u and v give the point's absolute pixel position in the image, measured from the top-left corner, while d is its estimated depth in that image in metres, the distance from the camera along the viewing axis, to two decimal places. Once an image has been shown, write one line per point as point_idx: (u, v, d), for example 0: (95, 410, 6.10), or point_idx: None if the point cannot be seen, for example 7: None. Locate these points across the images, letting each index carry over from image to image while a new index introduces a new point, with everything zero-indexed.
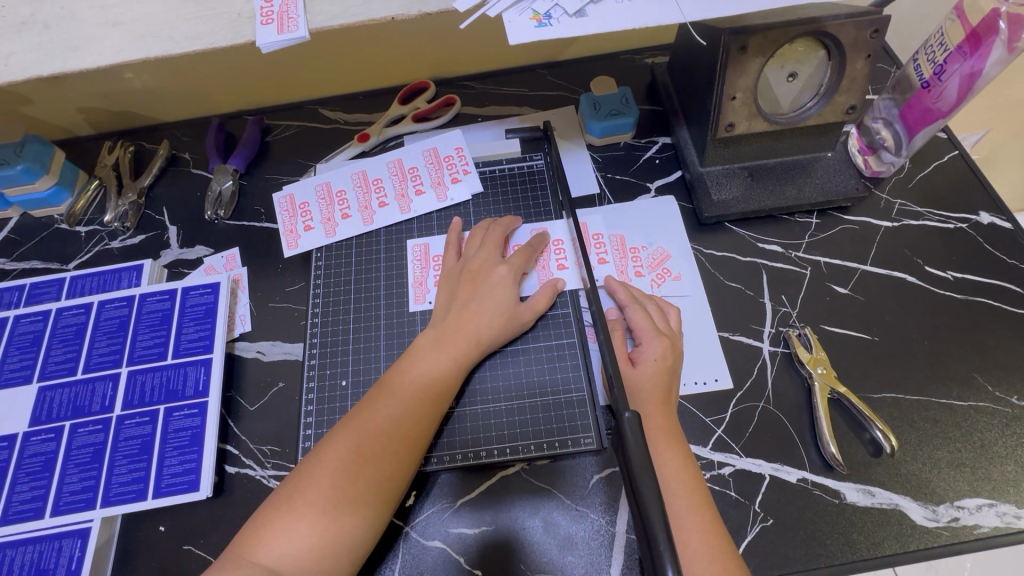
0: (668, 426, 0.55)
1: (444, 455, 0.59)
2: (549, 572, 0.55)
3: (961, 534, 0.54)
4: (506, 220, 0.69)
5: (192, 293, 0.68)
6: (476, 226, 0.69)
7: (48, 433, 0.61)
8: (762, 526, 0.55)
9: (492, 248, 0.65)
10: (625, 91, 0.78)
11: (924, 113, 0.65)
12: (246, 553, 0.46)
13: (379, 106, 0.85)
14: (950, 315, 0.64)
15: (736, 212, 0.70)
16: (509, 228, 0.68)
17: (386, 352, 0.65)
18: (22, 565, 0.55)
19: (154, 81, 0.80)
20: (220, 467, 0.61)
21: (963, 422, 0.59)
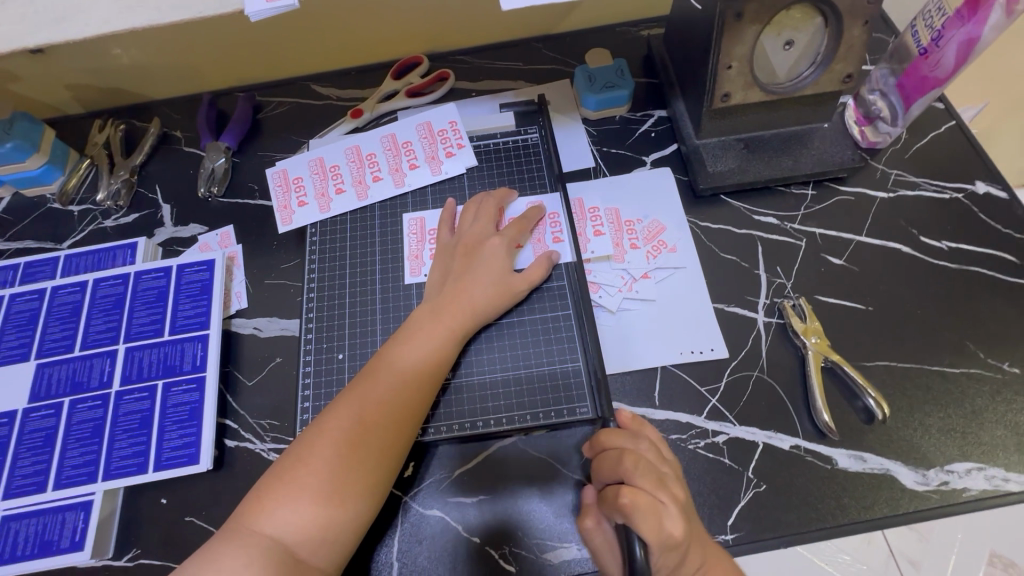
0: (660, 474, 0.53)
1: (442, 425, 0.60)
2: (548, 538, 0.56)
3: (950, 496, 0.55)
4: (499, 193, 0.68)
5: (188, 271, 0.68)
6: (470, 200, 0.69)
7: (47, 409, 0.61)
8: (755, 492, 0.56)
9: (486, 222, 0.66)
10: (620, 64, 0.77)
11: (921, 81, 0.64)
12: (248, 523, 0.47)
13: (371, 82, 0.84)
14: (944, 284, 0.65)
15: (732, 184, 0.70)
16: (504, 201, 0.68)
17: (383, 326, 0.65)
18: (27, 537, 0.55)
19: (143, 58, 0.79)
20: (220, 441, 0.62)
21: (954, 389, 0.59)
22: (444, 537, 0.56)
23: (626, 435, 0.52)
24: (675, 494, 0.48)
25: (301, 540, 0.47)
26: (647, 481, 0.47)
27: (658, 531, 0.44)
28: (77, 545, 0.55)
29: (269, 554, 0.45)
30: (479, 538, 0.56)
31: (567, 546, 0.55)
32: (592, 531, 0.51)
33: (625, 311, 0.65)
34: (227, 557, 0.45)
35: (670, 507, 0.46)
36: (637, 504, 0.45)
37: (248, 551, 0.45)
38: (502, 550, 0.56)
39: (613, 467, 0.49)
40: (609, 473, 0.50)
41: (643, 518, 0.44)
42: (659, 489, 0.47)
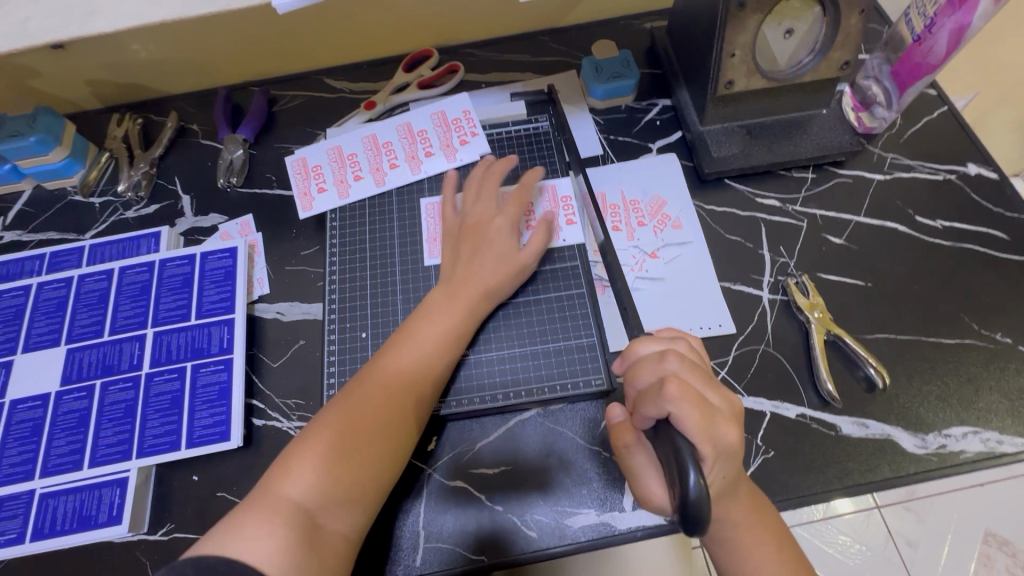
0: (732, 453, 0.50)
1: (462, 398, 0.62)
2: (566, 505, 0.58)
3: (948, 459, 0.58)
4: (500, 164, 0.70)
5: (212, 258, 0.70)
6: (470, 177, 0.71)
7: (79, 392, 0.63)
8: (764, 457, 0.59)
9: (489, 199, 0.68)
10: (626, 55, 0.80)
11: (915, 67, 0.67)
12: (272, 490, 0.48)
13: (383, 74, 0.87)
14: (940, 260, 0.68)
15: (736, 167, 0.72)
16: (507, 181, 0.70)
17: (404, 308, 0.67)
18: (64, 513, 0.57)
19: (160, 53, 0.80)
20: (248, 419, 0.64)
21: (951, 358, 0.62)
22: (467, 506, 0.59)
23: (665, 339, 0.51)
24: (726, 398, 0.46)
25: (323, 506, 0.48)
26: (694, 379, 0.46)
27: (706, 427, 0.43)
28: (114, 519, 0.57)
29: (293, 519, 0.47)
30: (501, 506, 0.59)
31: (585, 511, 0.58)
32: (633, 449, 0.48)
33: (638, 289, 0.68)
34: (253, 523, 0.46)
35: (719, 414, 0.44)
36: (689, 399, 0.43)
37: (272, 516, 0.47)
38: (523, 516, 0.58)
39: (653, 366, 0.47)
40: (647, 375, 0.47)
41: (692, 411, 0.42)
42: (707, 388, 0.46)
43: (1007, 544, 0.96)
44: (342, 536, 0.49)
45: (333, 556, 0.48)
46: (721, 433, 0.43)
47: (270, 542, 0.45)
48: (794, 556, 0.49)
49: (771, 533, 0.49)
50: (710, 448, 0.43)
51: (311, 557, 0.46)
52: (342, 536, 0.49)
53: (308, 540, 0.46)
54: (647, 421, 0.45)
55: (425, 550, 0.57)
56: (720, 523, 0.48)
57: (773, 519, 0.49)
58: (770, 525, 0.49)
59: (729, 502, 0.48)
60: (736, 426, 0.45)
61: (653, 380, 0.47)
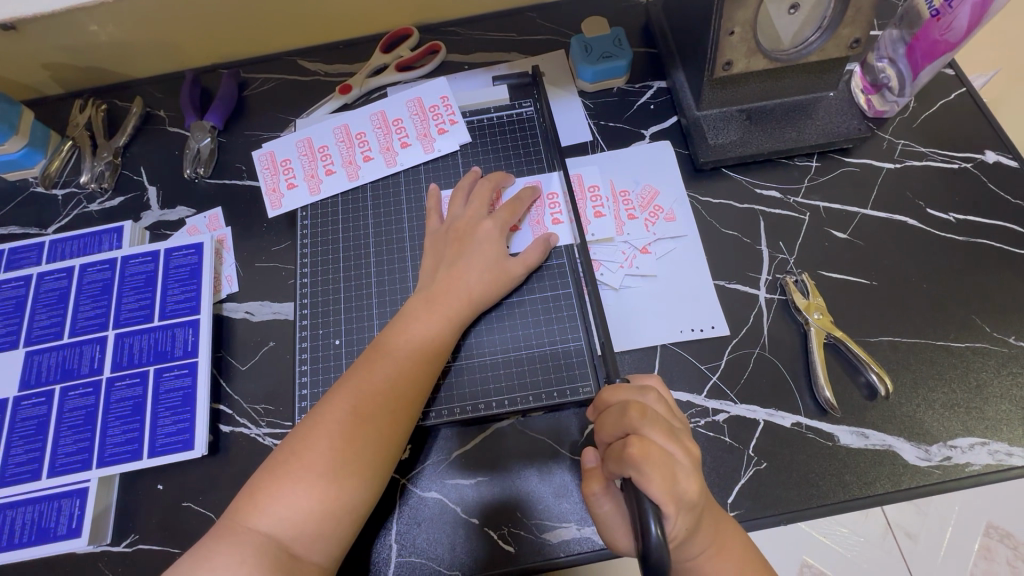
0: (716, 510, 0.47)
1: (443, 409, 0.59)
2: (546, 519, 0.55)
3: (952, 472, 0.54)
4: (496, 175, 0.66)
5: (176, 255, 0.66)
6: (461, 181, 0.67)
7: (38, 397, 0.60)
8: (755, 470, 0.56)
9: (478, 205, 0.64)
10: (617, 32, 0.74)
11: (931, 45, 0.62)
12: (240, 521, 0.47)
13: (360, 56, 0.81)
14: (952, 257, 0.63)
15: (734, 156, 0.67)
16: (499, 184, 0.66)
17: (379, 312, 0.63)
18: (23, 525, 0.55)
19: (121, 34, 0.75)
20: (215, 426, 0.61)
21: (960, 363, 0.58)
22: (442, 519, 0.56)
23: (631, 389, 0.48)
24: (686, 447, 0.44)
25: (296, 538, 0.46)
26: (658, 433, 0.43)
27: (672, 487, 0.40)
28: (74, 532, 0.55)
29: (264, 551, 0.45)
30: (478, 520, 0.56)
31: (567, 525, 0.55)
32: (600, 497, 0.46)
33: (627, 288, 0.64)
34: (222, 554, 0.45)
35: (682, 462, 0.42)
36: (651, 457, 0.41)
37: (242, 549, 0.45)
38: (501, 530, 0.55)
39: (617, 420, 0.44)
40: (612, 430, 0.45)
41: (658, 474, 0.40)
42: (669, 440, 0.43)
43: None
44: (319, 565, 0.47)
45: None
46: (682, 488, 0.41)
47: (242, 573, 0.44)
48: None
49: (737, 563, 0.45)
50: (674, 505, 0.40)
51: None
52: (319, 565, 0.47)
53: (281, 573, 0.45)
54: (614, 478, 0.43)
55: (398, 565, 0.54)
56: (682, 558, 0.45)
57: (738, 547, 0.46)
58: (736, 558, 0.46)
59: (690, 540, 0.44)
60: (698, 478, 0.42)
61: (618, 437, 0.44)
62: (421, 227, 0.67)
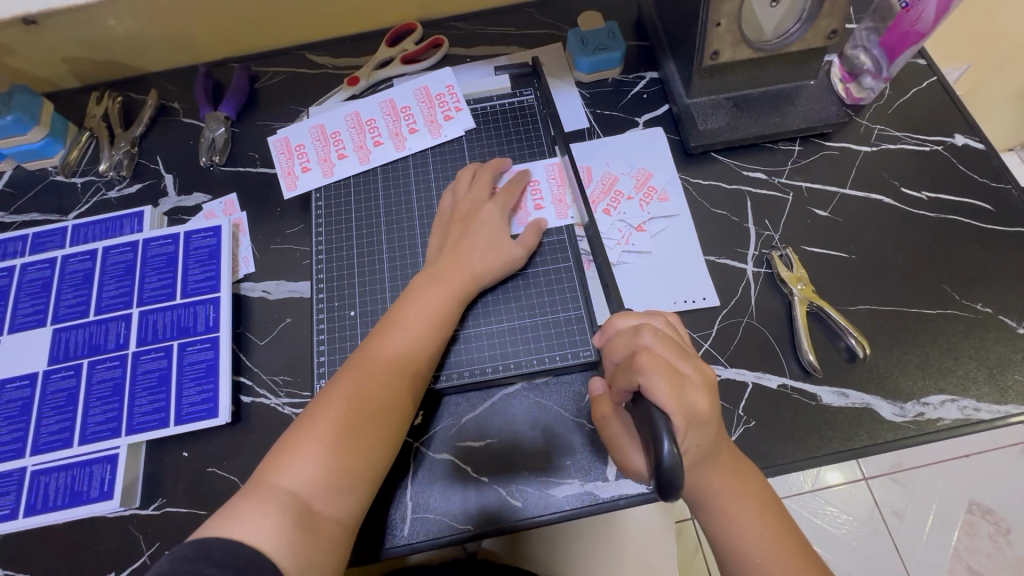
0: (732, 451, 0.51)
1: (452, 373, 0.63)
2: (552, 476, 0.59)
3: (926, 426, 0.59)
4: (495, 162, 0.70)
5: (196, 237, 0.70)
6: (468, 167, 0.71)
7: (67, 371, 0.63)
8: (745, 427, 0.60)
9: (480, 188, 0.68)
10: (612, 26, 0.78)
11: (902, 36, 0.66)
12: (265, 480, 0.50)
13: (366, 49, 0.85)
14: (924, 232, 0.68)
15: (723, 140, 0.72)
16: (499, 169, 0.70)
17: (391, 285, 0.67)
18: (56, 489, 0.58)
19: (137, 29, 0.78)
20: (236, 397, 0.64)
21: (932, 327, 0.63)
22: (453, 478, 0.60)
23: (642, 315, 0.53)
24: (699, 367, 0.47)
25: (318, 493, 0.50)
26: (668, 351, 0.47)
27: (682, 399, 0.43)
28: (106, 495, 0.58)
29: (286, 506, 0.48)
30: (487, 477, 0.60)
31: (570, 481, 0.59)
32: (610, 419, 0.50)
33: (624, 263, 0.68)
34: (247, 511, 0.47)
35: (692, 383, 0.45)
36: (661, 370, 0.44)
37: (266, 503, 0.48)
38: (509, 487, 0.59)
39: (627, 342, 0.49)
40: (622, 351, 0.50)
41: (667, 384, 0.43)
42: (680, 358, 0.47)
43: (990, 513, 1.05)
44: (338, 520, 0.50)
45: (329, 539, 0.49)
46: (692, 402, 0.44)
47: (268, 526, 0.47)
48: (777, 519, 0.49)
49: (756, 504, 0.49)
50: (684, 418, 0.43)
51: (307, 542, 0.47)
52: (338, 521, 0.50)
53: (303, 526, 0.48)
54: (623, 394, 0.47)
55: (413, 520, 0.58)
56: (700, 488, 0.49)
57: (756, 487, 0.50)
58: (759, 505, 0.49)
59: (705, 468, 0.49)
60: (709, 394, 0.46)
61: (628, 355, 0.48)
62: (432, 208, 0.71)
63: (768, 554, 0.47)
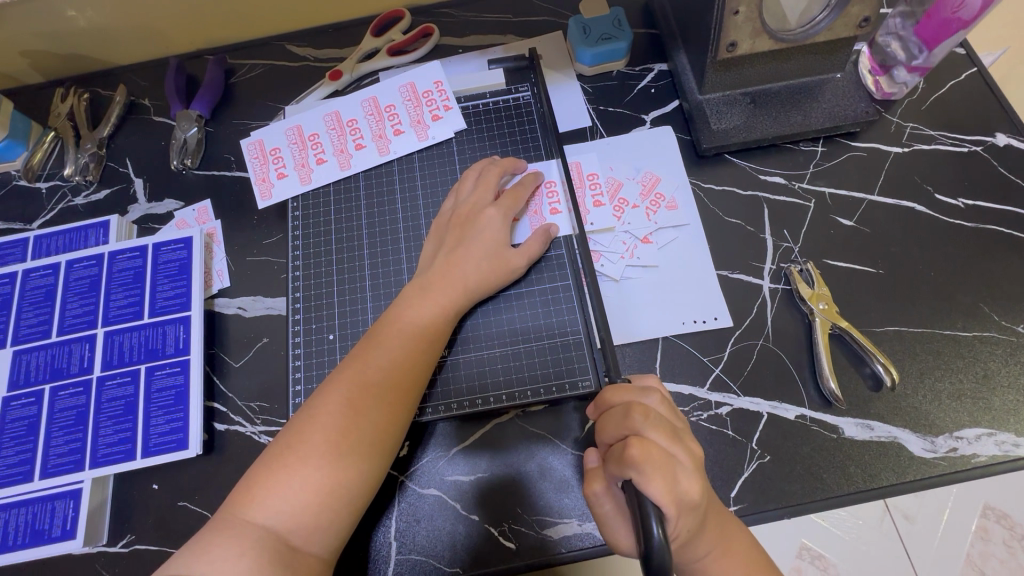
0: (727, 523, 0.46)
1: (440, 404, 0.58)
2: (547, 515, 0.55)
3: (958, 463, 0.54)
4: (507, 161, 0.64)
5: (164, 249, 0.65)
6: (471, 168, 0.65)
7: (28, 397, 0.59)
8: (758, 463, 0.55)
9: (484, 190, 0.61)
10: (617, 13, 0.71)
11: (942, 25, 0.60)
12: (237, 512, 0.45)
13: (350, 40, 0.78)
14: (959, 243, 0.62)
15: (738, 142, 0.65)
16: (509, 170, 0.63)
17: (374, 304, 0.62)
18: (17, 527, 0.54)
19: (100, 20, 0.72)
20: (209, 424, 0.60)
21: (967, 352, 0.57)
22: (442, 516, 0.55)
23: (635, 389, 0.47)
24: (691, 449, 0.43)
25: (295, 529, 0.45)
26: (661, 435, 0.42)
27: (674, 489, 0.40)
28: (69, 534, 0.54)
29: (261, 543, 0.44)
30: (478, 516, 0.55)
31: (568, 521, 0.54)
32: (602, 497, 0.45)
33: (628, 279, 0.62)
34: (217, 547, 0.43)
35: (684, 465, 0.41)
36: (652, 458, 0.40)
37: (237, 541, 0.44)
38: (501, 527, 0.55)
39: (619, 421, 0.44)
40: (613, 432, 0.44)
41: (658, 475, 0.39)
42: (673, 443, 0.43)
43: (1008, 517, 0.72)
44: (317, 556, 0.46)
45: None
46: (686, 491, 0.41)
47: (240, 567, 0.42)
48: None
49: (747, 568, 0.45)
50: (676, 507, 0.39)
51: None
52: (318, 557, 0.46)
53: (280, 565, 0.43)
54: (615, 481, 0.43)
55: (398, 563, 0.54)
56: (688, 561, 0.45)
57: (747, 549, 0.46)
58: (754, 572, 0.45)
59: (697, 546, 0.44)
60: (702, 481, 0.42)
61: (620, 437, 0.43)
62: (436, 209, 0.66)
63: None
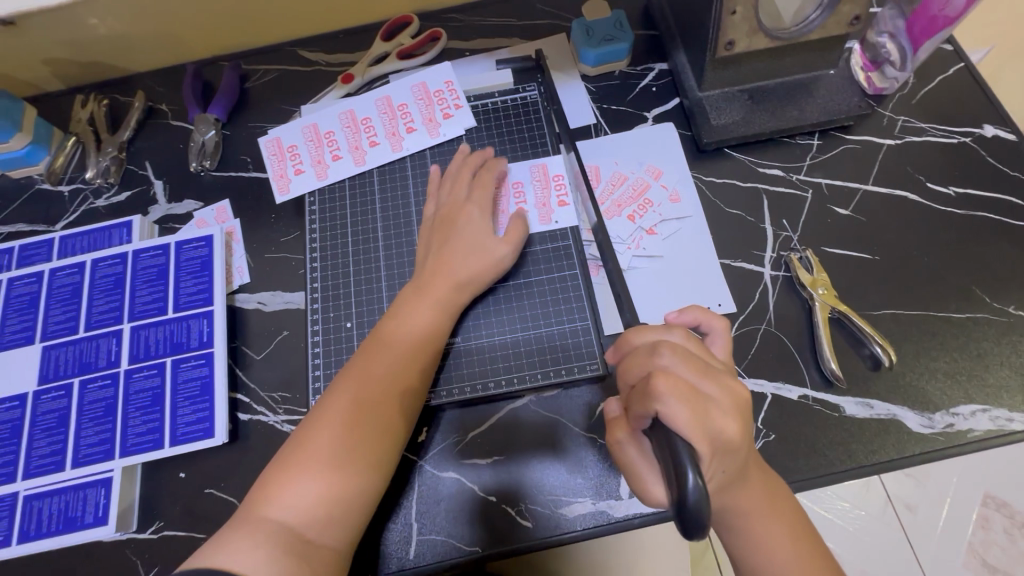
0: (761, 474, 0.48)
1: (452, 388, 0.60)
2: (562, 494, 0.57)
3: (956, 438, 0.56)
4: (495, 163, 0.66)
5: (187, 247, 0.67)
6: (451, 167, 0.67)
7: (57, 391, 0.61)
8: (764, 441, 0.57)
9: (479, 191, 0.64)
10: (618, 15, 0.74)
11: (930, 21, 0.63)
12: (255, 510, 0.47)
13: (360, 44, 0.81)
14: (952, 229, 0.64)
15: (738, 135, 0.68)
16: (497, 171, 0.66)
17: (389, 295, 0.64)
18: (50, 515, 0.56)
19: (120, 28, 0.75)
20: (233, 414, 0.62)
21: (961, 333, 0.60)
22: (460, 497, 0.57)
23: (658, 329, 0.48)
24: (722, 385, 0.44)
25: (310, 523, 0.47)
26: (687, 371, 0.43)
27: (704, 423, 0.40)
28: (101, 521, 0.56)
29: (278, 537, 0.46)
30: (495, 497, 0.57)
31: (581, 500, 0.56)
32: (626, 444, 0.47)
33: (634, 268, 0.65)
34: (236, 542, 0.45)
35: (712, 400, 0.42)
36: (678, 393, 0.41)
37: (255, 536, 0.45)
38: (518, 506, 0.57)
39: (643, 360, 0.45)
40: (638, 371, 0.45)
41: (686, 409, 0.40)
42: (701, 379, 0.43)
43: (1007, 505, 0.86)
44: (334, 547, 0.48)
45: (326, 566, 0.47)
46: (716, 426, 0.41)
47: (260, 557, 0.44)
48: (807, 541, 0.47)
49: (780, 517, 0.47)
50: (705, 441, 0.40)
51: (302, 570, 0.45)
52: (335, 547, 0.48)
53: (297, 555, 0.45)
54: (639, 421, 0.43)
55: (419, 543, 0.56)
56: (722, 503, 0.46)
57: (767, 484, 0.47)
58: (779, 510, 0.47)
59: (733, 487, 0.45)
60: (734, 416, 0.43)
61: (644, 376, 0.44)
62: None
63: (786, 554, 0.46)
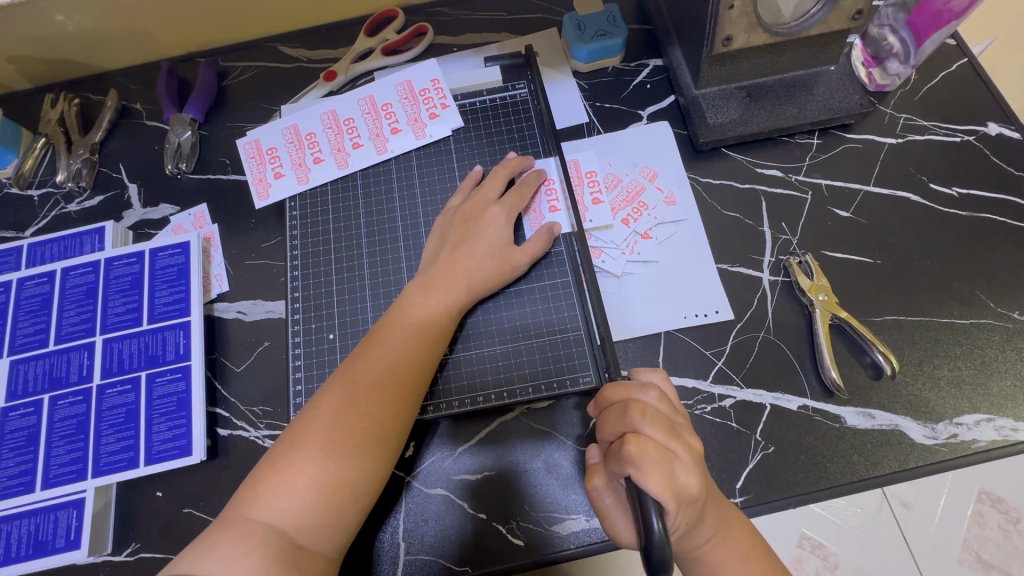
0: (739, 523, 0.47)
1: (441, 402, 0.58)
2: (554, 511, 0.55)
3: (959, 448, 0.54)
4: (514, 160, 0.64)
5: (162, 255, 0.64)
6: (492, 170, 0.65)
7: (27, 407, 0.59)
8: (763, 454, 0.55)
9: (491, 187, 0.62)
10: (612, 9, 0.71)
11: (935, 15, 0.61)
12: (243, 511, 0.45)
13: (344, 40, 0.78)
14: (954, 231, 0.62)
15: (736, 135, 0.66)
16: (518, 168, 0.64)
17: (374, 304, 0.62)
18: (20, 539, 0.54)
19: (89, 25, 0.71)
20: (212, 430, 0.60)
21: (965, 340, 0.58)
22: (449, 516, 0.55)
23: (634, 386, 0.47)
24: (690, 444, 0.43)
25: (301, 528, 0.45)
26: (658, 431, 0.43)
27: (673, 484, 0.40)
28: (73, 544, 0.53)
29: (267, 541, 0.44)
30: (485, 515, 0.55)
31: (575, 517, 0.55)
32: (602, 492, 0.46)
33: (629, 275, 0.62)
34: (224, 546, 0.43)
35: (683, 459, 0.42)
36: (651, 455, 0.40)
37: (244, 538, 0.43)
38: (509, 524, 0.55)
39: (618, 418, 0.44)
40: (612, 428, 0.45)
41: (657, 471, 0.40)
42: (671, 439, 0.43)
43: (1003, 501, 0.69)
44: (323, 555, 0.46)
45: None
46: (685, 485, 0.41)
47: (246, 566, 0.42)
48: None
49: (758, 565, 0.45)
50: (675, 500, 0.40)
51: None
52: (324, 556, 0.46)
53: (288, 563, 0.43)
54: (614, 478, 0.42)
55: (408, 563, 0.54)
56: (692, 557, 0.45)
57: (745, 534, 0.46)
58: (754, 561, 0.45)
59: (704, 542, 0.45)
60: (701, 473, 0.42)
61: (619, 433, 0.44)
62: (434, 208, 0.66)
63: None
